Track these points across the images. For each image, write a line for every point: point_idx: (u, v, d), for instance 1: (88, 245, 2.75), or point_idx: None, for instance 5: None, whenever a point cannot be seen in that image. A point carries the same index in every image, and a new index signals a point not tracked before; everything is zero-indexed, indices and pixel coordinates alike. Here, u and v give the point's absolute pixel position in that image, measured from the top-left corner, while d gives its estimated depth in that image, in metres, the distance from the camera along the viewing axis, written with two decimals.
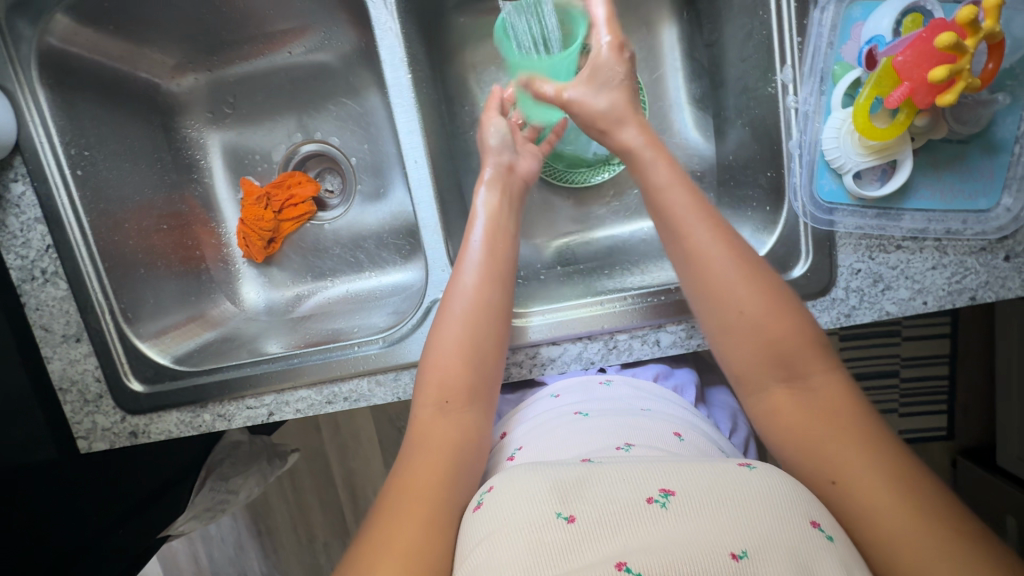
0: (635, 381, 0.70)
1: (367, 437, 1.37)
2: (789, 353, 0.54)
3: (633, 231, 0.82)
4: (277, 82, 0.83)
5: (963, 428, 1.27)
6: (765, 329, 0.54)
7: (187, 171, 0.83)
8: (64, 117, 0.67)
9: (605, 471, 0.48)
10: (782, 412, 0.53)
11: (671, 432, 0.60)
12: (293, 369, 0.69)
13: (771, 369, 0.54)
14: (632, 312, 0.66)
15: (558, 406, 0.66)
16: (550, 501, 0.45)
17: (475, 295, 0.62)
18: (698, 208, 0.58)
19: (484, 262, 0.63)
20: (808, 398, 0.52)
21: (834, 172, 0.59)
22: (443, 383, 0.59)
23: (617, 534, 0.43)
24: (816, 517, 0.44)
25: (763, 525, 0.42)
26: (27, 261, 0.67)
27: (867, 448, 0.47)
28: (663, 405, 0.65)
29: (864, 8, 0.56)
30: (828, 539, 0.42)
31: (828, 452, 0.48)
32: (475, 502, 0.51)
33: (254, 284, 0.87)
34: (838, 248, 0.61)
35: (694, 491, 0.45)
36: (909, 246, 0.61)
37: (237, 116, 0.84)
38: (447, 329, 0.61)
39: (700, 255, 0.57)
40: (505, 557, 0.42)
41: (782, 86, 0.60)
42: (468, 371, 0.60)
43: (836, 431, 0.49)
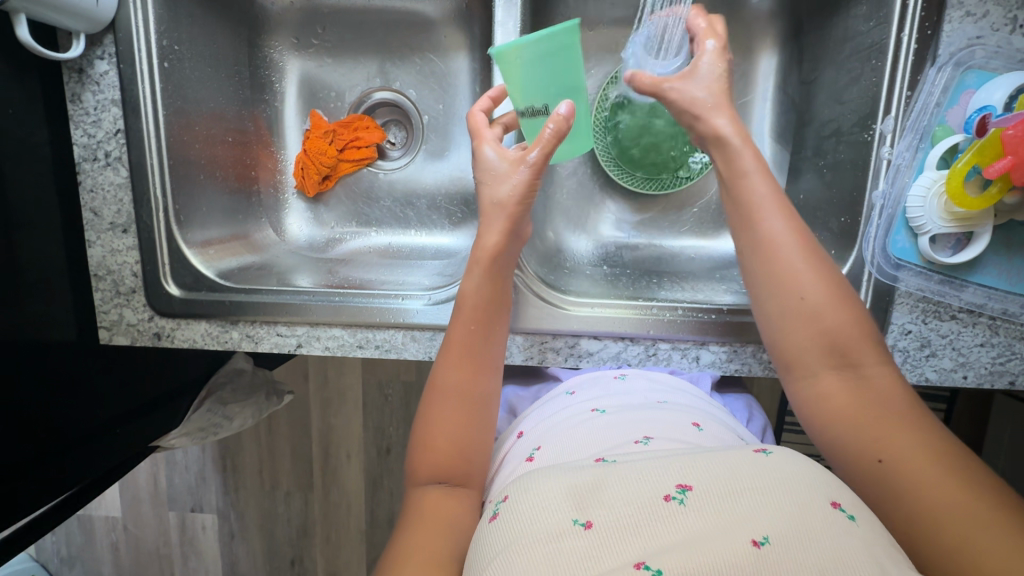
0: (649, 373, 0.70)
1: (354, 396, 1.37)
2: (844, 339, 0.54)
3: (684, 247, 0.83)
4: (369, 22, 0.82)
5: None
6: (825, 321, 0.54)
7: (260, 90, 0.82)
8: (164, 6, 0.66)
9: (620, 473, 0.49)
10: (827, 397, 0.54)
11: (690, 422, 0.60)
12: (331, 307, 0.68)
13: (822, 355, 0.54)
14: (680, 324, 0.66)
15: (577, 402, 0.66)
16: (566, 508, 0.45)
17: (476, 384, 0.62)
18: (778, 201, 0.58)
19: (481, 352, 0.63)
20: (861, 387, 0.52)
21: (911, 231, 0.60)
22: (452, 382, 0.61)
23: (638, 536, 0.43)
24: (836, 498, 0.44)
25: (783, 513, 0.42)
26: (93, 140, 0.66)
27: (912, 432, 0.48)
28: (680, 397, 0.66)
29: (978, 77, 0.57)
30: (850, 519, 0.43)
31: (875, 437, 0.49)
32: (490, 512, 0.50)
33: (299, 218, 0.86)
34: (894, 306, 0.62)
35: (711, 484, 0.46)
36: (964, 319, 0.61)
37: (322, 48, 0.83)
38: (442, 419, 0.60)
39: (773, 246, 0.57)
40: (524, 558, 0.42)
41: (880, 136, 0.61)
42: (476, 375, 0.62)
43: (881, 416, 0.50)
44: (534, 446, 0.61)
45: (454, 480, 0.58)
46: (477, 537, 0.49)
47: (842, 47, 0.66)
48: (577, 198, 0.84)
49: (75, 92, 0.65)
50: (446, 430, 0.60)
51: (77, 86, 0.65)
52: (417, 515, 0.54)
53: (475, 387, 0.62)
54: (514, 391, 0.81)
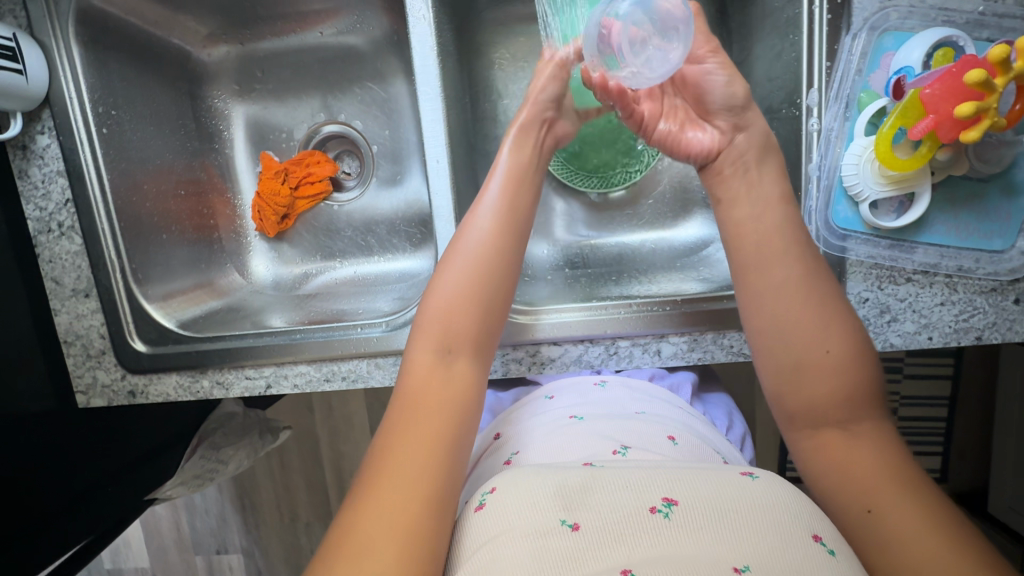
0: (627, 381, 0.71)
1: (356, 423, 1.38)
2: (849, 396, 0.51)
3: (645, 240, 0.83)
4: (304, 60, 0.83)
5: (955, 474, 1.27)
6: (836, 378, 0.52)
7: (209, 140, 0.84)
8: (95, 74, 0.68)
9: (607, 476, 0.49)
10: (826, 448, 0.51)
11: (665, 435, 0.61)
12: (294, 345, 0.69)
13: (830, 407, 0.52)
14: (635, 319, 0.66)
15: (554, 408, 0.66)
16: (554, 507, 0.45)
17: (491, 275, 0.57)
18: (782, 248, 0.54)
19: (500, 236, 0.58)
20: (861, 444, 0.50)
21: (851, 199, 0.59)
22: (457, 281, 0.57)
23: (623, 544, 0.43)
24: (819, 531, 0.44)
25: (766, 536, 0.43)
26: (45, 213, 0.68)
27: (903, 488, 0.47)
28: (659, 407, 0.66)
29: (895, 38, 0.57)
30: (830, 552, 0.42)
31: (866, 486, 0.48)
32: (476, 501, 0.50)
33: (265, 259, 0.87)
34: (847, 276, 0.61)
35: (698, 500, 0.45)
36: (920, 280, 0.61)
37: (264, 91, 0.85)
38: (456, 267, 0.57)
39: (775, 296, 0.54)
40: (510, 562, 0.42)
41: (807, 109, 0.60)
42: (495, 268, 0.58)
43: (875, 471, 0.48)
44: (513, 451, 0.61)
45: (456, 355, 0.55)
46: (459, 531, 0.49)
47: (763, 25, 0.65)
48: None
49: (22, 168, 0.67)
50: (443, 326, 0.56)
51: (23, 163, 0.67)
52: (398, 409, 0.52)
53: (495, 273, 0.57)
54: (495, 394, 0.80)
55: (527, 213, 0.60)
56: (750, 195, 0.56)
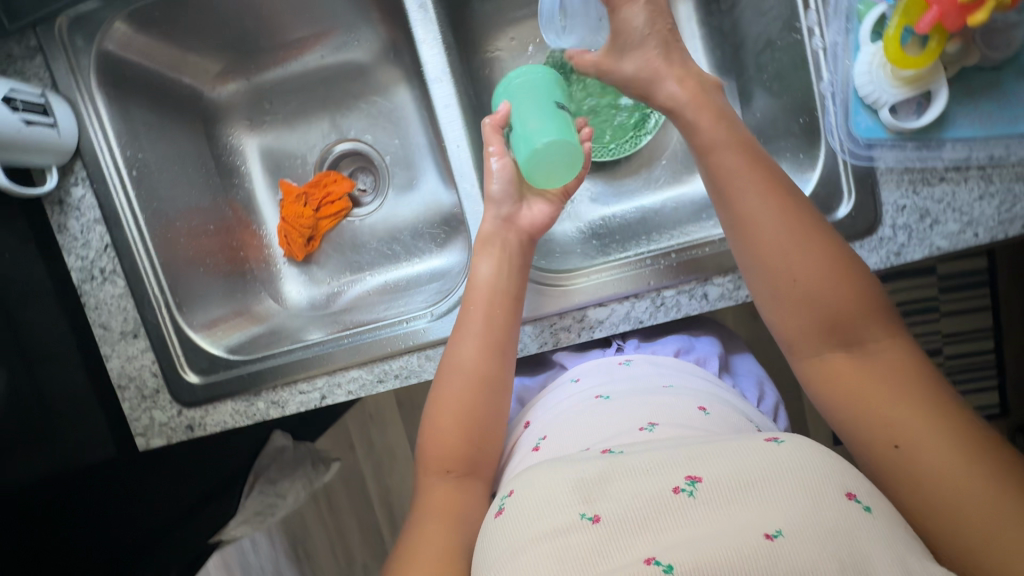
0: (654, 359, 0.70)
1: (403, 449, 1.37)
2: (847, 318, 0.53)
3: (666, 198, 0.83)
4: (309, 84, 0.86)
5: None
6: (835, 303, 0.53)
7: (229, 176, 0.86)
8: (119, 121, 0.71)
9: (627, 461, 0.47)
10: (838, 376, 0.53)
11: (695, 406, 0.59)
12: (344, 349, 0.70)
13: (829, 337, 0.54)
14: (676, 266, 0.66)
15: (580, 388, 0.66)
16: (572, 501, 0.45)
17: (485, 371, 0.62)
18: (772, 198, 0.56)
19: (489, 337, 0.63)
20: (866, 364, 0.52)
21: (869, 108, 0.60)
22: (463, 367, 0.62)
23: (648, 532, 0.42)
24: (853, 488, 0.43)
25: (795, 504, 0.41)
26: (87, 261, 0.70)
27: (919, 411, 0.48)
28: (686, 381, 0.65)
29: None
30: (866, 510, 0.42)
31: (888, 420, 0.49)
32: (496, 507, 0.50)
33: (296, 283, 0.88)
34: (880, 187, 0.61)
35: (723, 473, 0.44)
36: (954, 177, 0.61)
37: (274, 120, 0.88)
38: (453, 382, 0.62)
39: (759, 240, 0.56)
40: (531, 563, 0.42)
41: (809, 31, 0.62)
42: (488, 362, 0.62)
43: (890, 393, 0.49)
44: (541, 434, 0.61)
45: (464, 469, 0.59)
46: (484, 534, 0.49)
47: None
48: None
49: (61, 222, 0.70)
50: (450, 416, 0.60)
51: (61, 217, 0.70)
52: (425, 512, 0.56)
53: (490, 373, 0.62)
54: (521, 381, 0.79)
55: (513, 312, 0.65)
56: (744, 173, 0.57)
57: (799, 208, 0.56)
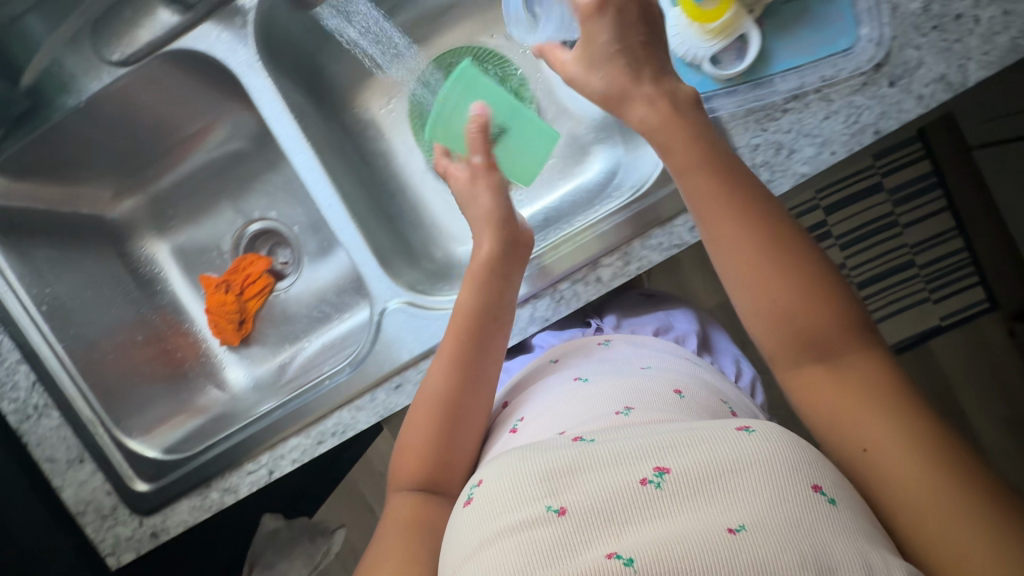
0: (633, 339, 0.71)
1: None
2: (818, 330, 0.52)
3: (562, 195, 0.85)
4: (204, 179, 0.91)
5: (1004, 295, 1.33)
6: (805, 300, 0.52)
7: (149, 285, 0.89)
8: (20, 263, 0.75)
9: (599, 451, 0.47)
10: (814, 384, 0.52)
11: (672, 389, 0.59)
12: (278, 421, 0.71)
13: (805, 348, 0.52)
14: (565, 258, 0.67)
15: (558, 372, 0.66)
16: (539, 493, 0.44)
17: (451, 383, 0.61)
18: (716, 158, 0.55)
19: (463, 351, 0.62)
20: (843, 377, 0.51)
21: (694, 66, 0.63)
22: (435, 385, 0.62)
23: (612, 526, 0.42)
24: (819, 481, 0.43)
25: (758, 498, 0.42)
26: (20, 401, 0.73)
27: (895, 421, 0.47)
28: (666, 362, 0.66)
29: None
30: (830, 504, 0.42)
31: (855, 424, 0.49)
32: (465, 495, 0.49)
33: (238, 367, 0.90)
34: (729, 131, 0.64)
35: (691, 465, 0.44)
36: (796, 106, 0.63)
37: (180, 222, 0.91)
38: (425, 393, 0.62)
39: (703, 203, 0.55)
40: (494, 558, 0.42)
41: None
42: (459, 379, 0.61)
43: (865, 402, 0.49)
44: (515, 416, 0.63)
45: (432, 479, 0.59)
46: (452, 523, 0.49)
47: None
48: (446, 210, 0.86)
49: None
50: (423, 436, 0.61)
51: None
52: (390, 523, 0.57)
53: (465, 389, 0.61)
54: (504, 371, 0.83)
55: (490, 332, 0.63)
56: (684, 163, 0.56)
57: (750, 176, 0.55)
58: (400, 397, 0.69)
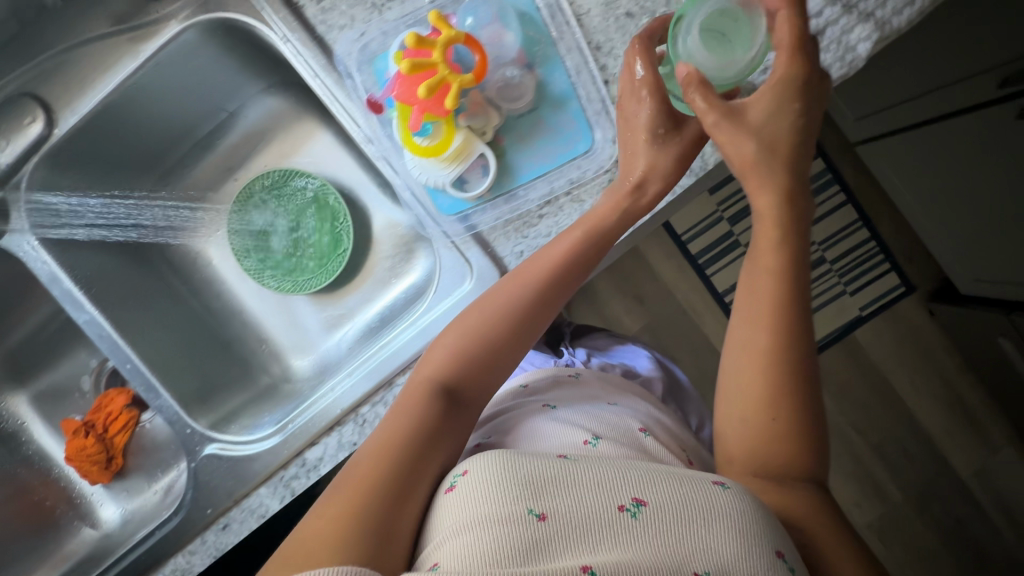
0: (603, 377, 0.70)
1: None
2: (805, 421, 0.52)
3: (395, 295, 0.86)
4: (55, 328, 0.92)
5: (917, 277, 1.36)
6: (796, 380, 0.52)
7: (12, 439, 0.91)
8: None
9: (583, 469, 0.45)
10: (772, 478, 0.51)
11: (638, 427, 0.58)
12: (121, 574, 0.73)
13: (782, 433, 0.52)
14: (362, 383, 0.69)
15: (525, 397, 0.65)
16: (521, 495, 0.42)
17: (464, 366, 0.56)
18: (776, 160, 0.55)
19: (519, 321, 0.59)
20: (806, 485, 0.51)
21: (442, 190, 0.65)
22: (443, 353, 0.57)
23: (584, 541, 0.40)
24: (781, 547, 0.42)
25: (726, 540, 0.40)
26: None
27: (837, 531, 0.49)
28: (631, 400, 0.65)
29: (384, 58, 0.65)
30: (790, 569, 0.41)
31: (806, 517, 0.49)
32: (448, 483, 0.46)
33: (111, 503, 0.91)
34: (492, 243, 0.65)
35: (669, 499, 0.43)
36: (550, 210, 0.64)
37: (36, 371, 0.93)
38: (438, 358, 0.57)
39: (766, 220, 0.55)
40: (466, 554, 0.39)
41: (365, 142, 0.67)
42: (481, 370, 0.56)
43: (818, 506, 0.50)
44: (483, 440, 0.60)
45: (447, 411, 0.53)
46: (431, 507, 0.46)
47: None
48: (283, 325, 0.88)
49: None
50: (444, 368, 0.55)
51: None
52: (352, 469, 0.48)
53: (474, 384, 0.56)
54: None
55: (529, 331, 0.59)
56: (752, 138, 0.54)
57: (801, 201, 0.56)
58: (228, 536, 0.70)
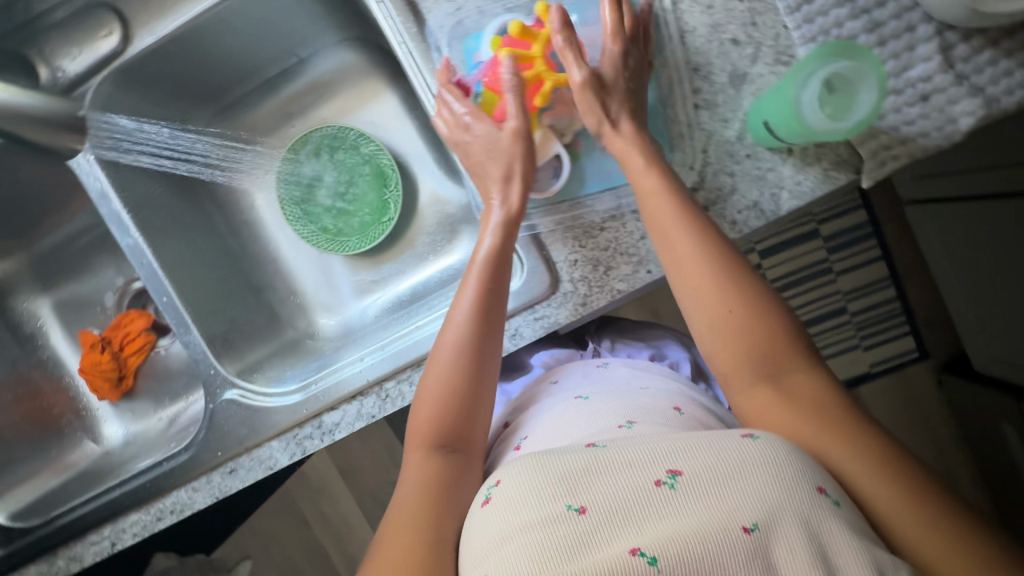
0: (632, 363, 0.71)
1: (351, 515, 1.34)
2: (770, 353, 0.52)
3: (430, 276, 0.85)
4: (87, 239, 0.92)
5: (932, 345, 1.35)
6: (738, 334, 0.53)
7: (29, 341, 0.91)
8: None
9: (613, 455, 0.45)
10: (767, 406, 0.51)
11: (672, 406, 0.59)
12: (119, 497, 0.74)
13: (757, 364, 0.53)
14: (391, 358, 0.68)
15: (562, 393, 0.66)
16: (558, 492, 0.42)
17: (450, 367, 0.57)
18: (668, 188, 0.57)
19: (483, 307, 0.58)
20: (795, 397, 0.51)
21: None
22: (439, 372, 0.57)
23: (633, 520, 0.40)
24: (822, 482, 0.42)
25: (769, 493, 0.40)
26: None
27: (846, 436, 0.47)
28: (661, 383, 0.66)
29: (475, 38, 0.64)
30: (835, 505, 0.41)
31: (820, 445, 0.47)
32: (483, 496, 0.48)
33: (115, 422, 0.92)
34: (548, 246, 0.65)
35: (702, 465, 0.43)
36: (614, 225, 0.63)
37: (63, 279, 0.93)
38: (426, 388, 0.57)
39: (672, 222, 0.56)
40: (513, 560, 0.40)
41: (439, 120, 0.67)
42: (463, 371, 0.57)
43: (824, 423, 0.48)
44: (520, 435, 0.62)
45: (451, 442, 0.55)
46: (470, 522, 0.47)
47: None
48: (315, 281, 0.88)
49: None
50: (433, 411, 0.56)
51: None
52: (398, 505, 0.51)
53: (464, 384, 0.57)
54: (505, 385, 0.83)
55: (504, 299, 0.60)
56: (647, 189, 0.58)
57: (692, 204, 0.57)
58: (233, 480, 0.71)
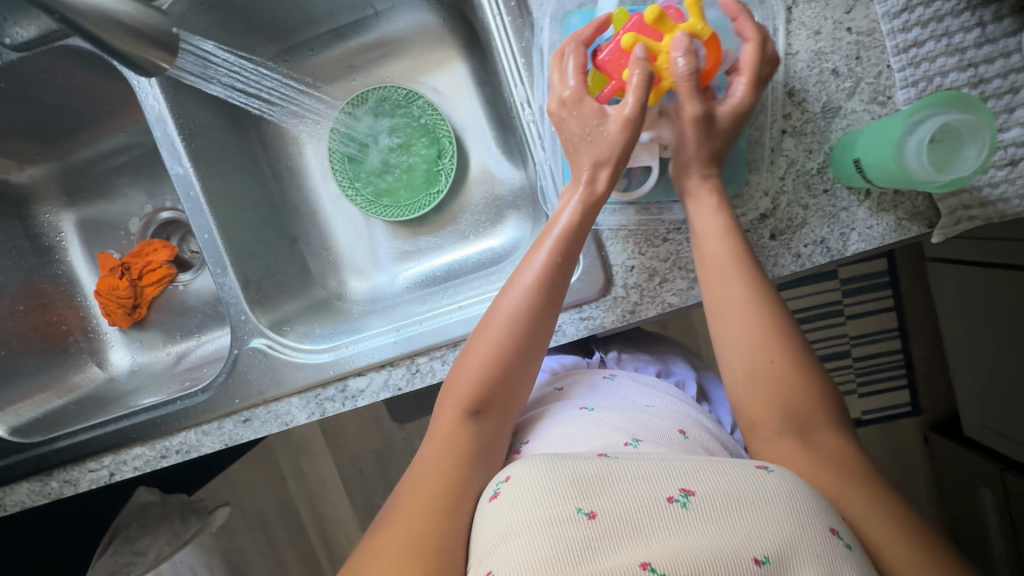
0: (636, 376, 0.70)
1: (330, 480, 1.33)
2: (800, 406, 0.52)
3: (468, 254, 0.83)
4: (122, 159, 0.89)
5: (926, 403, 1.37)
6: (767, 384, 0.53)
7: (47, 254, 0.88)
8: None
9: (626, 466, 0.43)
10: (789, 459, 0.50)
11: (677, 429, 0.57)
12: (124, 429, 0.72)
13: (783, 416, 0.52)
14: (428, 333, 0.66)
15: (567, 402, 0.64)
16: (568, 494, 0.40)
17: (500, 342, 0.56)
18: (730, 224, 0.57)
19: (542, 288, 0.58)
20: (818, 452, 0.50)
21: None
22: (484, 345, 0.57)
23: (640, 535, 0.38)
24: (835, 523, 0.40)
25: (781, 524, 0.39)
26: None
27: (863, 490, 0.47)
28: (668, 403, 0.64)
29: (581, 16, 0.61)
30: (846, 547, 0.39)
31: (835, 496, 0.47)
32: (490, 492, 0.46)
33: (124, 351, 0.90)
34: (607, 247, 0.63)
35: (713, 488, 0.41)
36: (677, 237, 0.62)
37: (93, 196, 0.91)
38: (472, 354, 0.57)
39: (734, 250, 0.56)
40: (515, 559, 0.38)
41: (521, 101, 0.66)
42: (508, 347, 0.56)
43: (844, 478, 0.48)
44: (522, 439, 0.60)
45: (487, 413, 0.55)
46: (479, 517, 0.45)
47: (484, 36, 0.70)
48: (349, 241, 0.86)
49: None
50: (476, 375, 0.56)
51: None
52: (410, 484, 0.51)
53: (507, 360, 0.56)
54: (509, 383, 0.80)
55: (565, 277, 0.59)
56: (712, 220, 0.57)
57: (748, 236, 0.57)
58: (246, 430, 0.70)
